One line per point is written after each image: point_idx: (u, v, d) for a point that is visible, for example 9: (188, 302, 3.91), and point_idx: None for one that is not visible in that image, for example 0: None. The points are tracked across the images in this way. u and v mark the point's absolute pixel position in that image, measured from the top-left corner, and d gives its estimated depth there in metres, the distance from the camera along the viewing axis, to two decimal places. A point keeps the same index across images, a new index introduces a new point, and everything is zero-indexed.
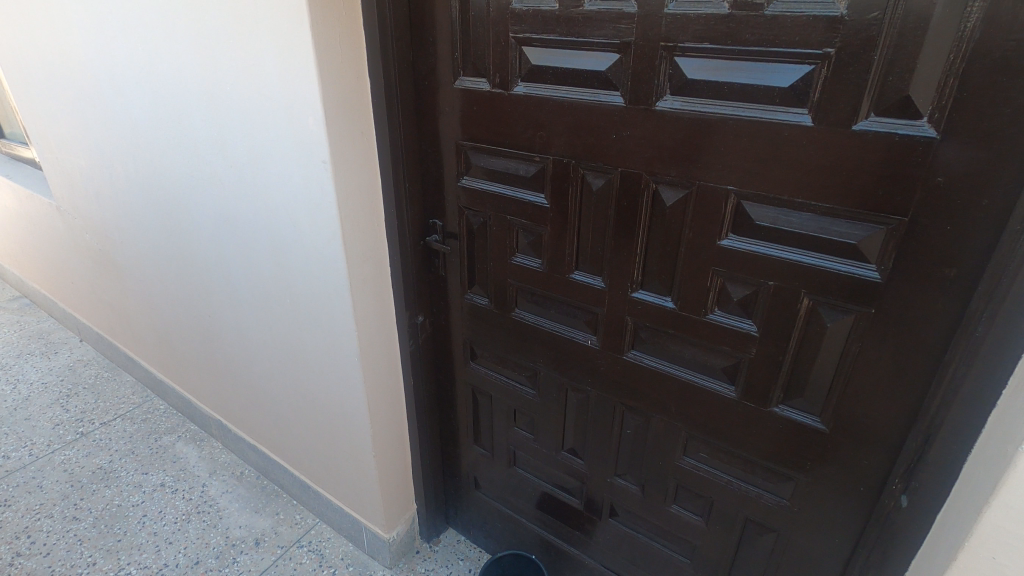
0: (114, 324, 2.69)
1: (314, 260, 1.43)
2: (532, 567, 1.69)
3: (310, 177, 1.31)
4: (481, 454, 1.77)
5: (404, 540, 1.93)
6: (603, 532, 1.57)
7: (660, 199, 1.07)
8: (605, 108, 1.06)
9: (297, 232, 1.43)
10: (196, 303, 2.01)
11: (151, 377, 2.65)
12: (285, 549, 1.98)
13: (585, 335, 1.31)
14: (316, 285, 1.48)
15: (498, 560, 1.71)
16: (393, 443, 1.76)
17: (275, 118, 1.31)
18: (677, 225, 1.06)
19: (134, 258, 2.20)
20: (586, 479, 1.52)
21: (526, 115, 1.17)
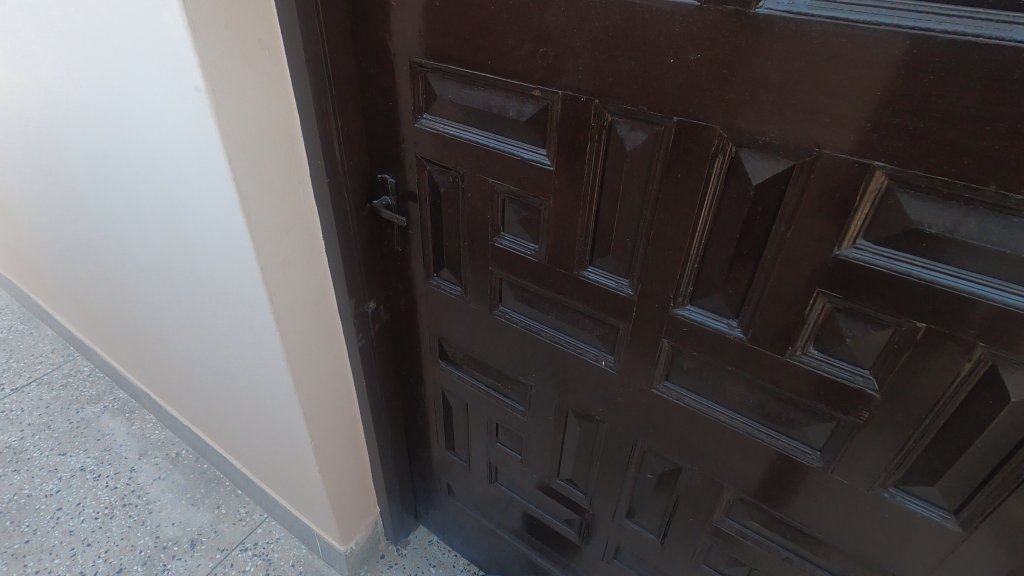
0: (19, 271, 2.25)
1: (213, 232, 1.01)
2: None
3: (186, 115, 0.85)
4: (455, 461, 1.43)
5: (366, 548, 1.65)
6: (604, 572, 1.27)
7: (739, 173, 0.64)
8: (659, 10, 0.61)
9: (184, 191, 0.99)
10: (92, 263, 1.58)
11: (70, 334, 2.25)
12: (225, 553, 1.70)
13: (596, 353, 0.92)
14: (220, 264, 1.06)
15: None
16: (345, 449, 1.42)
17: (123, 13, 0.83)
18: (766, 216, 0.65)
19: (15, 199, 1.72)
20: (586, 514, 1.19)
21: (520, 18, 0.71)
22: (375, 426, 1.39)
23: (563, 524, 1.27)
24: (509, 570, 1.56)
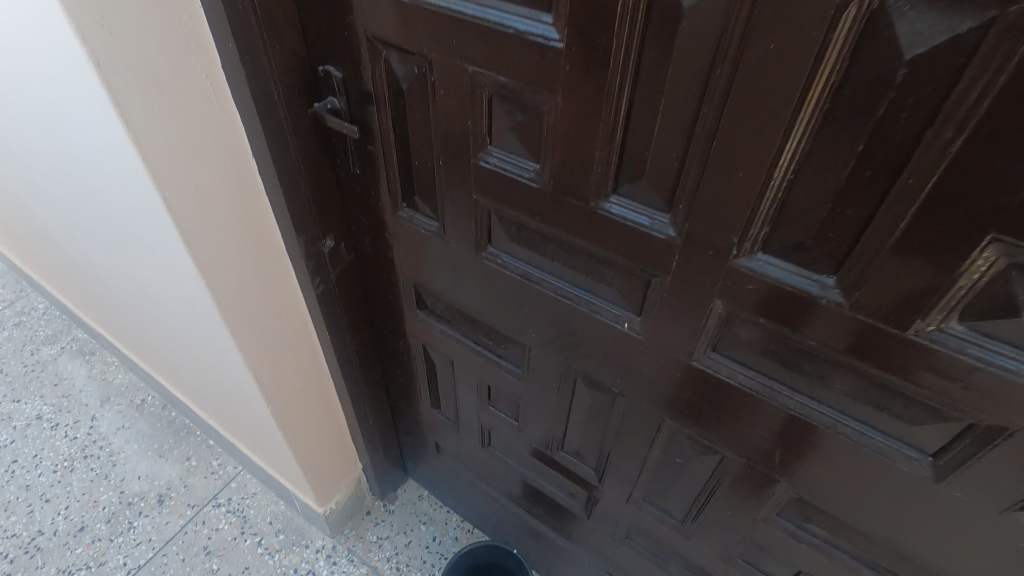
0: None
1: (101, 150, 0.75)
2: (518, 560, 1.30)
3: None
4: (443, 421, 1.24)
5: (349, 505, 1.50)
6: (612, 549, 1.11)
7: (877, 42, 0.38)
8: None
9: (54, 91, 0.72)
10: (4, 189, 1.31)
11: (18, 268, 2.02)
12: (196, 510, 1.56)
13: (615, 313, 0.69)
14: (121, 193, 0.81)
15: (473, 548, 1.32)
16: (315, 408, 1.23)
17: None
18: (917, 116, 0.39)
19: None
20: (593, 491, 1.01)
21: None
22: (347, 383, 1.19)
23: (567, 496, 1.10)
24: (505, 531, 1.42)
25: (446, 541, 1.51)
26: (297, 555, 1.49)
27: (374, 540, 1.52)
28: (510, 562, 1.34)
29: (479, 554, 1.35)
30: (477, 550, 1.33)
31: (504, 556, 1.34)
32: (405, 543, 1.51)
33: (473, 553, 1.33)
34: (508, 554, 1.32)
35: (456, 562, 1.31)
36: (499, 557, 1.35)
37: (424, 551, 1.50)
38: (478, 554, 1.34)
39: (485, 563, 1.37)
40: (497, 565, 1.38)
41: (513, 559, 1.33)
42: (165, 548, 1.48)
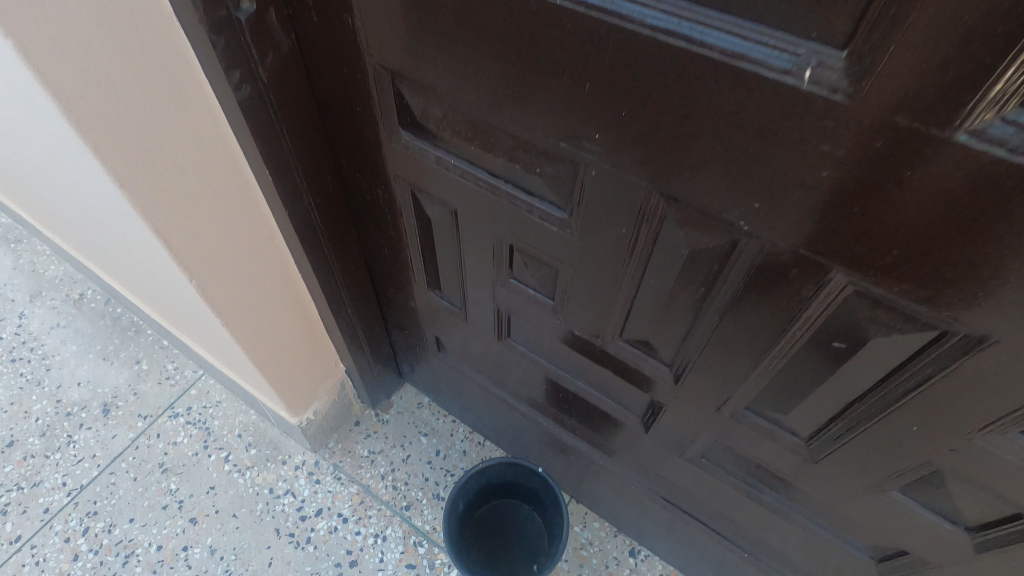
0: None
1: None
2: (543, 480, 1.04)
3: None
4: (445, 308, 0.93)
5: (332, 415, 1.23)
6: (674, 471, 0.83)
7: None
8: None
9: None
10: None
11: None
12: (149, 421, 1.29)
13: (790, 51, 0.35)
14: None
15: (487, 465, 1.05)
16: (275, 298, 0.93)
17: None
18: None
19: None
20: (661, 398, 0.71)
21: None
22: (310, 256, 0.87)
23: (617, 405, 0.80)
24: (524, 445, 1.15)
25: (452, 456, 1.26)
26: (272, 473, 1.23)
27: (365, 455, 1.26)
28: (531, 481, 1.09)
29: (494, 472, 1.08)
30: (491, 467, 1.07)
31: (525, 474, 1.08)
32: (402, 459, 1.25)
33: (486, 471, 1.07)
34: (530, 472, 1.06)
35: (466, 482, 1.04)
36: (518, 475, 1.10)
37: (425, 468, 1.24)
38: (492, 472, 1.08)
39: (501, 482, 1.12)
40: (515, 485, 1.12)
41: (536, 478, 1.07)
42: (112, 465, 1.23)
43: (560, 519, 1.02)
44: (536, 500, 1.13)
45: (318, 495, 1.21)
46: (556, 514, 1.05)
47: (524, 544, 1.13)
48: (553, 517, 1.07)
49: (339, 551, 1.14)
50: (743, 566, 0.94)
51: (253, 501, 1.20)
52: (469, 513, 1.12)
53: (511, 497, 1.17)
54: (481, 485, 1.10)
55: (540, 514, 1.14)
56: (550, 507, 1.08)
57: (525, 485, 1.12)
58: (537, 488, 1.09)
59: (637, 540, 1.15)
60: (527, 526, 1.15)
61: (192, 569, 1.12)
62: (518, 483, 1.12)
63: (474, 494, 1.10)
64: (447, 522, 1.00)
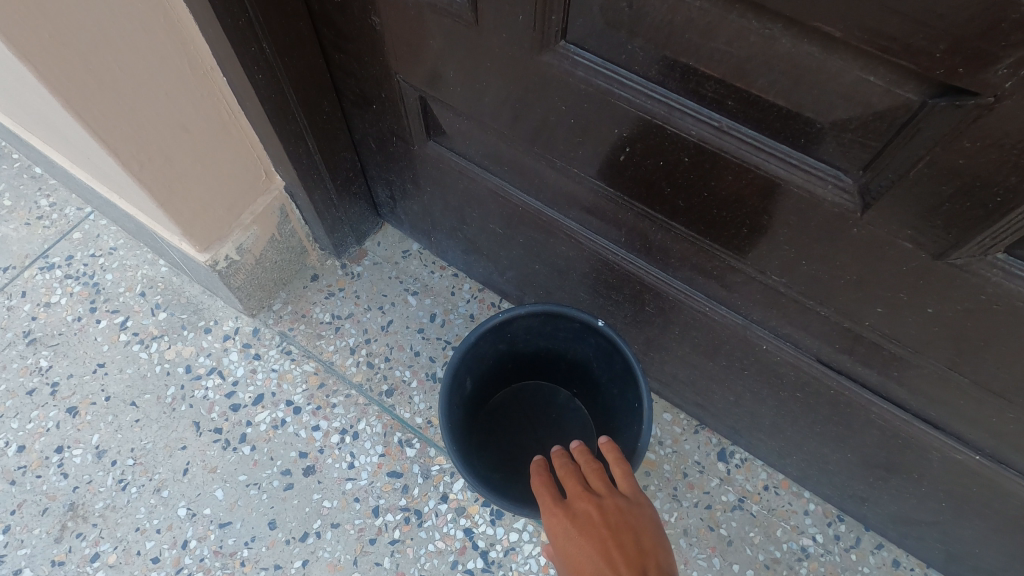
0: None
1: None
2: (601, 341, 0.64)
3: None
4: (431, 10, 0.48)
5: (272, 261, 0.82)
6: (886, 300, 0.42)
7: None
8: None
9: None
10: None
11: None
12: (11, 276, 0.89)
13: None
14: None
15: (512, 321, 0.65)
16: (169, 81, 0.56)
17: None
18: None
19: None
20: (971, 83, 0.28)
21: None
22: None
23: (799, 154, 0.38)
24: (564, 298, 0.75)
25: (453, 322, 0.86)
26: (190, 346, 0.84)
27: (326, 321, 0.86)
28: (580, 346, 0.69)
29: (520, 333, 0.69)
30: (516, 325, 0.67)
31: (569, 336, 0.69)
32: (381, 326, 0.86)
33: (509, 330, 0.67)
34: (580, 332, 0.66)
35: (477, 346, 0.65)
36: (557, 338, 0.70)
37: (415, 338, 0.85)
38: (517, 333, 0.69)
39: (530, 349, 0.73)
40: (551, 354, 0.74)
41: (588, 340, 0.67)
42: None
43: (630, 401, 0.64)
44: (582, 377, 0.74)
45: (257, 376, 0.82)
46: (620, 395, 0.66)
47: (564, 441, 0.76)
48: (614, 400, 0.68)
49: (287, 454, 0.77)
50: (939, 475, 0.56)
51: (161, 384, 0.81)
52: (480, 396, 0.74)
53: (543, 374, 0.78)
54: (500, 352, 0.71)
55: (588, 398, 0.76)
56: (609, 385, 0.69)
57: (566, 355, 0.73)
58: (589, 358, 0.69)
59: (728, 438, 0.77)
60: (567, 417, 0.78)
61: (69, 479, 0.75)
62: (557, 351, 0.73)
63: (489, 366, 0.71)
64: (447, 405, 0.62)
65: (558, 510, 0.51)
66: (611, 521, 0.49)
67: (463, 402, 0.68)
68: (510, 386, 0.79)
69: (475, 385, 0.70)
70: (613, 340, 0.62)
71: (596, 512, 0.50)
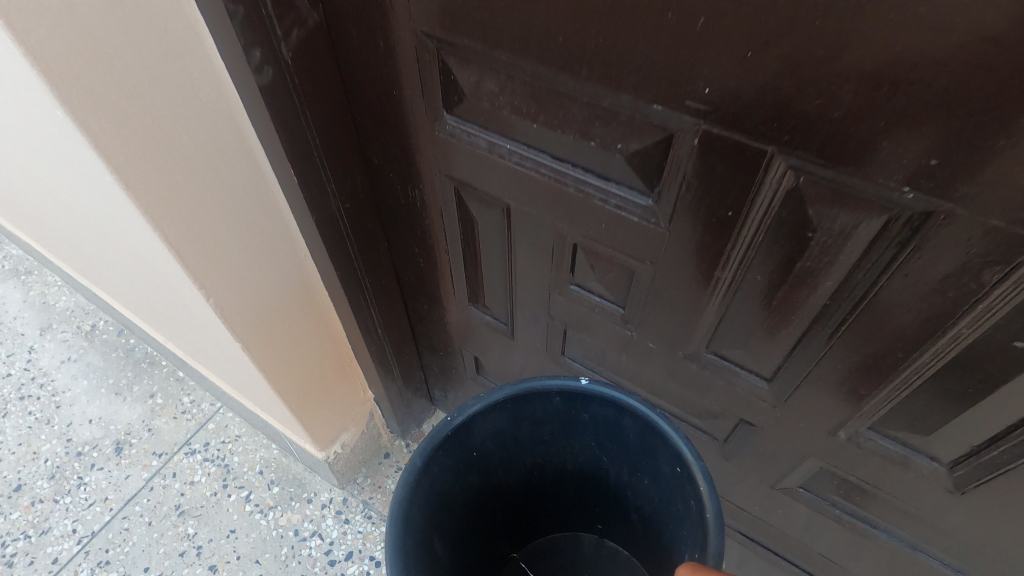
0: None
1: None
2: (597, 409, 0.63)
3: None
4: (485, 325, 0.83)
5: (361, 447, 1.13)
6: (760, 504, 0.72)
7: None
8: None
9: None
10: None
11: None
12: (164, 460, 1.20)
13: None
14: None
15: (473, 427, 0.63)
16: (237, 253, 0.63)
17: None
18: None
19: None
20: (754, 420, 0.60)
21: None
22: (269, 114, 0.55)
23: (695, 427, 0.69)
24: None
25: None
26: (297, 513, 1.13)
27: None
28: (575, 434, 0.69)
29: (489, 444, 0.67)
30: (478, 434, 0.65)
31: (555, 425, 0.68)
32: None
33: (474, 441, 0.65)
34: (563, 410, 0.65)
35: (439, 476, 0.62)
36: (542, 434, 0.70)
37: None
38: (486, 441, 0.66)
39: (499, 459, 0.70)
40: (535, 456, 0.72)
41: (579, 420, 0.66)
42: (126, 509, 1.14)
43: (664, 473, 0.60)
44: (583, 475, 0.74)
45: (347, 537, 1.10)
46: (650, 478, 0.64)
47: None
48: (646, 489, 0.66)
49: None
50: None
51: (276, 545, 1.09)
52: (472, 542, 0.74)
53: (549, 511, 0.81)
54: (470, 478, 0.68)
55: (614, 529, 0.79)
56: (620, 467, 0.69)
57: (550, 452, 0.72)
58: (588, 441, 0.68)
59: None
60: (596, 563, 0.81)
61: None
62: (549, 461, 0.73)
63: (461, 495, 0.68)
64: (417, 548, 0.57)
65: None
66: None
67: (439, 554, 0.64)
68: (514, 558, 0.84)
69: (455, 538, 0.69)
70: (609, 400, 0.61)
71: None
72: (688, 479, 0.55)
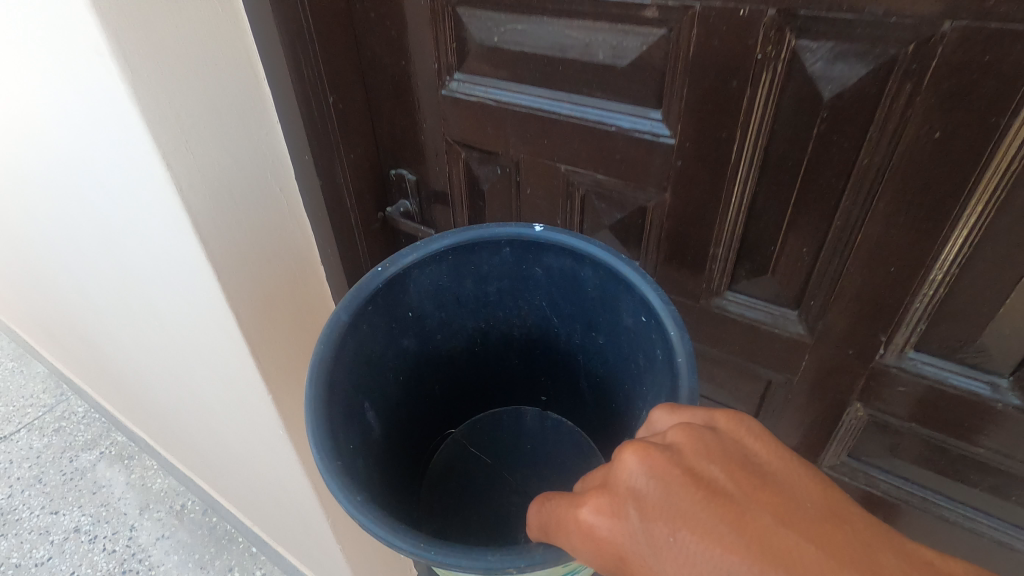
0: None
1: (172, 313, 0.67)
2: (551, 260, 0.54)
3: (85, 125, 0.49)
4: None
5: None
6: None
7: None
8: None
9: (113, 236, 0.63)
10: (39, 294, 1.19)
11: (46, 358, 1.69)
12: None
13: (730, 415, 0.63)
14: (173, 326, 0.71)
15: (409, 282, 0.54)
16: (208, 69, 0.48)
17: None
18: None
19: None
20: None
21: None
22: None
23: None
24: None
25: None
26: None
27: None
28: (525, 294, 0.60)
29: (427, 305, 0.58)
30: (415, 293, 0.56)
31: (504, 282, 0.59)
32: None
33: (410, 300, 0.56)
34: (514, 263, 0.57)
35: (370, 338, 0.53)
36: (487, 294, 0.61)
37: None
38: (425, 303, 0.57)
39: (435, 324, 0.60)
40: (480, 310, 0.62)
41: (533, 278, 0.58)
42: None
43: (627, 327, 0.52)
44: (537, 343, 0.65)
45: None
46: (606, 334, 0.57)
47: (551, 463, 0.66)
48: (602, 350, 0.58)
49: None
50: None
51: None
52: (407, 415, 0.62)
53: (487, 375, 0.70)
54: (401, 347, 0.58)
55: (559, 395, 0.69)
56: (573, 325, 0.61)
57: (496, 314, 0.63)
58: (541, 300, 0.60)
59: None
60: (536, 438, 0.70)
61: None
62: (494, 325, 0.64)
63: (392, 354, 0.57)
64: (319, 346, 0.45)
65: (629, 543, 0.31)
66: (841, 548, 0.27)
67: (364, 332, 0.51)
68: (451, 435, 0.71)
69: (377, 358, 0.55)
70: (567, 248, 0.52)
71: (636, 527, 0.30)
72: (655, 328, 0.46)
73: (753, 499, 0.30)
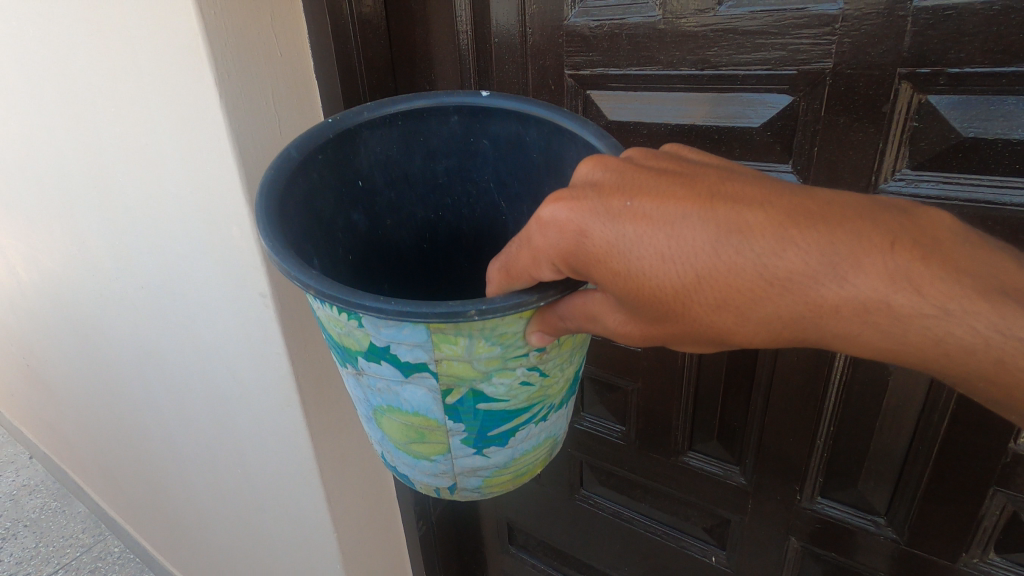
0: (39, 430, 1.87)
1: (279, 462, 0.88)
2: (497, 127, 0.54)
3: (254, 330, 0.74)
4: None
5: None
6: None
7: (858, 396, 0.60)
8: None
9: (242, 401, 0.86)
10: (123, 443, 1.38)
11: (94, 501, 1.78)
12: None
13: (706, 546, 0.81)
14: (272, 471, 0.91)
15: (359, 144, 0.53)
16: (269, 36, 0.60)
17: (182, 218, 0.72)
18: (912, 419, 0.58)
19: (17, 317, 1.45)
20: None
21: None
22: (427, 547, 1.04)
23: None
24: None
25: None
26: None
27: None
28: (473, 172, 0.58)
29: (378, 178, 0.56)
30: (366, 159, 0.54)
31: (452, 159, 0.57)
32: None
33: (360, 168, 0.54)
34: (461, 136, 0.55)
35: (319, 194, 0.51)
36: (437, 173, 0.58)
37: None
38: (374, 172, 0.55)
39: (386, 203, 0.58)
40: (431, 197, 0.60)
41: (479, 152, 0.56)
42: None
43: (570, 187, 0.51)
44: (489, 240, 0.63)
45: None
46: None
47: None
48: None
49: None
50: None
51: None
52: None
53: (438, 277, 0.67)
54: (351, 220, 0.55)
55: None
56: (517, 205, 0.58)
57: (449, 203, 0.61)
58: (489, 178, 0.58)
59: None
60: None
61: None
62: (445, 215, 0.62)
63: (342, 228, 0.55)
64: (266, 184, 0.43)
65: (597, 215, 0.34)
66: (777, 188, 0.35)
67: (315, 178, 0.50)
68: None
69: (327, 223, 0.53)
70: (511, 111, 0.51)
71: (596, 204, 0.34)
72: None
73: (700, 175, 0.36)
